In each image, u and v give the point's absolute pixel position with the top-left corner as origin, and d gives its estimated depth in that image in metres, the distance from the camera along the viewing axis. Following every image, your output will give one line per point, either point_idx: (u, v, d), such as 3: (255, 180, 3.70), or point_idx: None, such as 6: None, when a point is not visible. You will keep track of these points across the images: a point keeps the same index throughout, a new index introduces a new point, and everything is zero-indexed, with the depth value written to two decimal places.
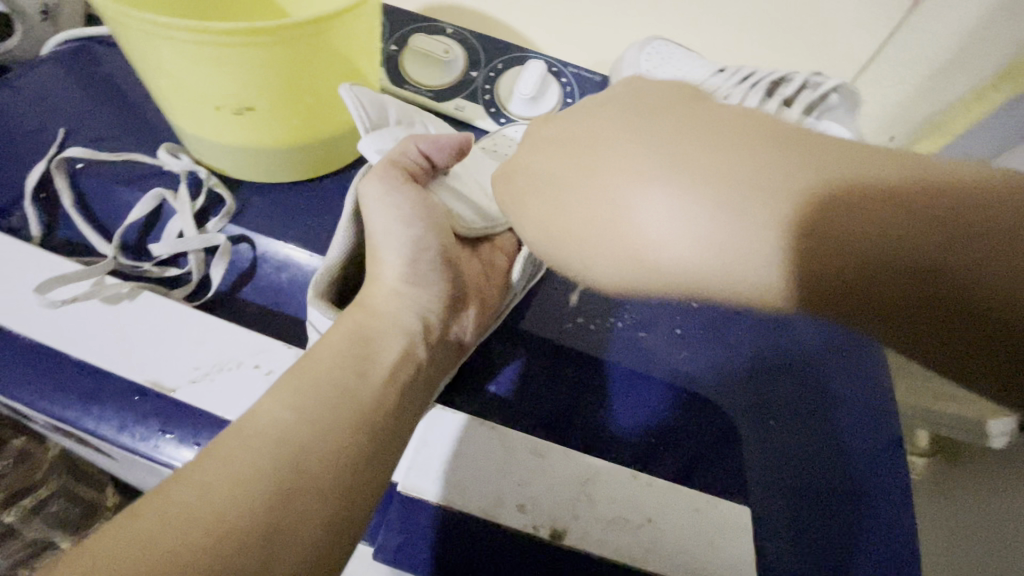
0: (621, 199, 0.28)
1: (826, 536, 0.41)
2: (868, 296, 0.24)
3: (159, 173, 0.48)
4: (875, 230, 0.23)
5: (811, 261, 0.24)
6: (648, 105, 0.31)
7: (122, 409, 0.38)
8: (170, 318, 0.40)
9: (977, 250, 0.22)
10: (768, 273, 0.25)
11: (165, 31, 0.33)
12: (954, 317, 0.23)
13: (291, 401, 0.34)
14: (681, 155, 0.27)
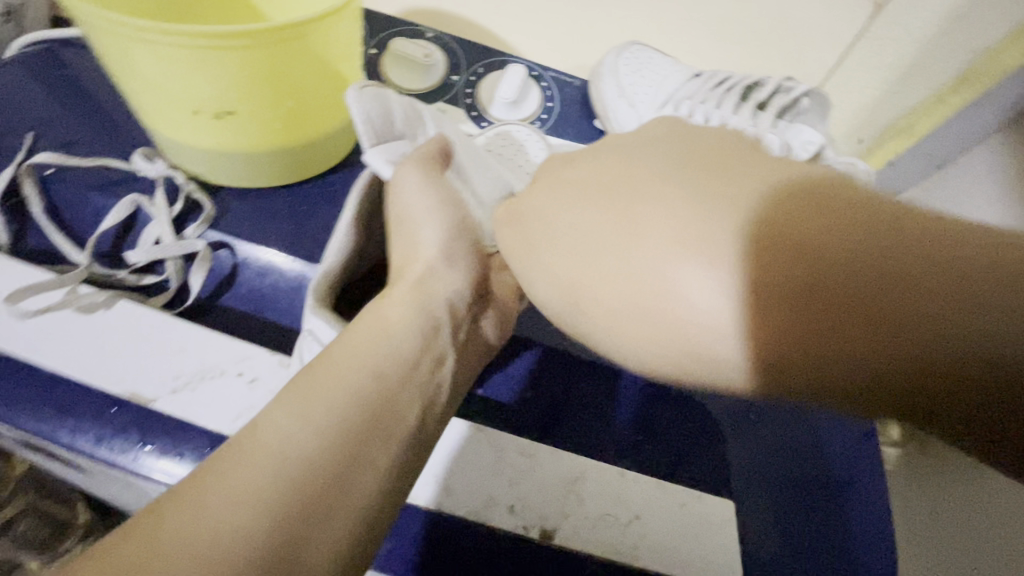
0: (651, 259, 0.27)
1: (808, 524, 0.42)
2: (854, 354, 0.23)
3: (134, 178, 0.46)
4: (835, 322, 0.23)
5: (775, 328, 0.24)
6: (687, 155, 0.31)
7: (98, 422, 0.36)
8: (150, 326, 0.39)
9: (956, 323, 0.22)
10: (732, 354, 0.25)
11: (142, 33, 0.32)
12: (932, 378, 0.22)
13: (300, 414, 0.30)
14: (708, 212, 0.27)
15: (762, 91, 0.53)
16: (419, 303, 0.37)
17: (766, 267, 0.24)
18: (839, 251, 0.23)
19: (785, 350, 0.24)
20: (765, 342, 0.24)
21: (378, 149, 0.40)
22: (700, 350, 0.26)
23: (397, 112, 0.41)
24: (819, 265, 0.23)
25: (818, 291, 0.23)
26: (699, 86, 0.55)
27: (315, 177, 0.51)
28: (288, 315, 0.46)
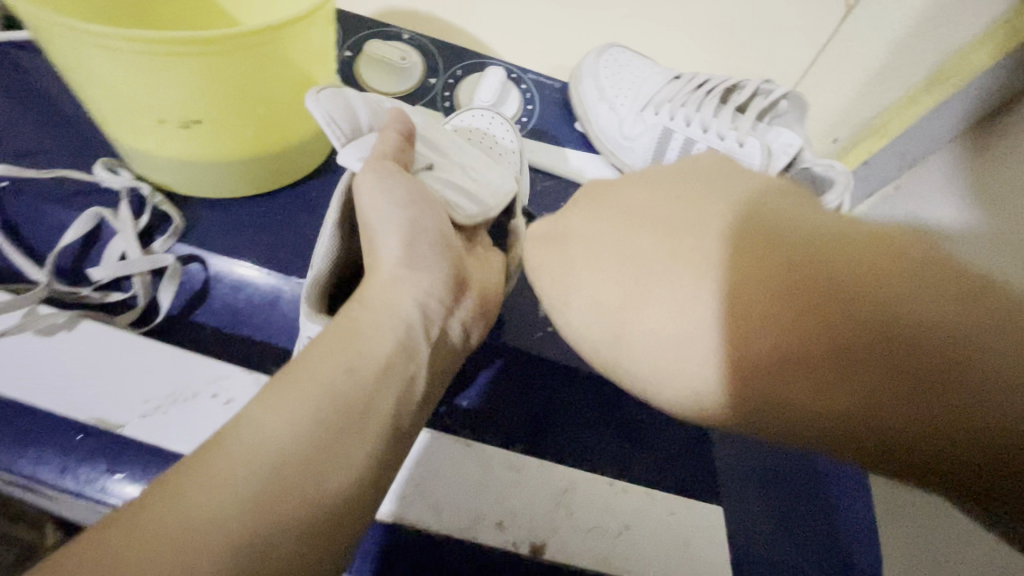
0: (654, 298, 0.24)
1: (795, 525, 0.43)
2: (782, 422, 0.22)
3: (96, 190, 0.44)
4: (784, 389, 0.21)
5: (744, 345, 0.22)
6: (674, 183, 0.28)
7: (62, 450, 0.34)
8: (117, 347, 0.37)
9: (877, 376, 0.20)
10: (699, 375, 0.23)
11: (99, 41, 0.31)
12: (884, 447, 0.21)
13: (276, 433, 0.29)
14: (674, 240, 0.25)
15: (740, 95, 0.53)
16: (400, 296, 0.36)
17: (763, 322, 0.22)
18: (810, 278, 0.21)
19: (750, 378, 0.22)
20: (744, 392, 0.22)
21: (350, 147, 0.37)
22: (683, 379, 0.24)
23: (360, 107, 0.38)
24: (807, 269, 0.21)
25: (823, 311, 0.21)
26: (679, 89, 0.55)
27: (288, 186, 0.49)
28: (264, 330, 0.45)
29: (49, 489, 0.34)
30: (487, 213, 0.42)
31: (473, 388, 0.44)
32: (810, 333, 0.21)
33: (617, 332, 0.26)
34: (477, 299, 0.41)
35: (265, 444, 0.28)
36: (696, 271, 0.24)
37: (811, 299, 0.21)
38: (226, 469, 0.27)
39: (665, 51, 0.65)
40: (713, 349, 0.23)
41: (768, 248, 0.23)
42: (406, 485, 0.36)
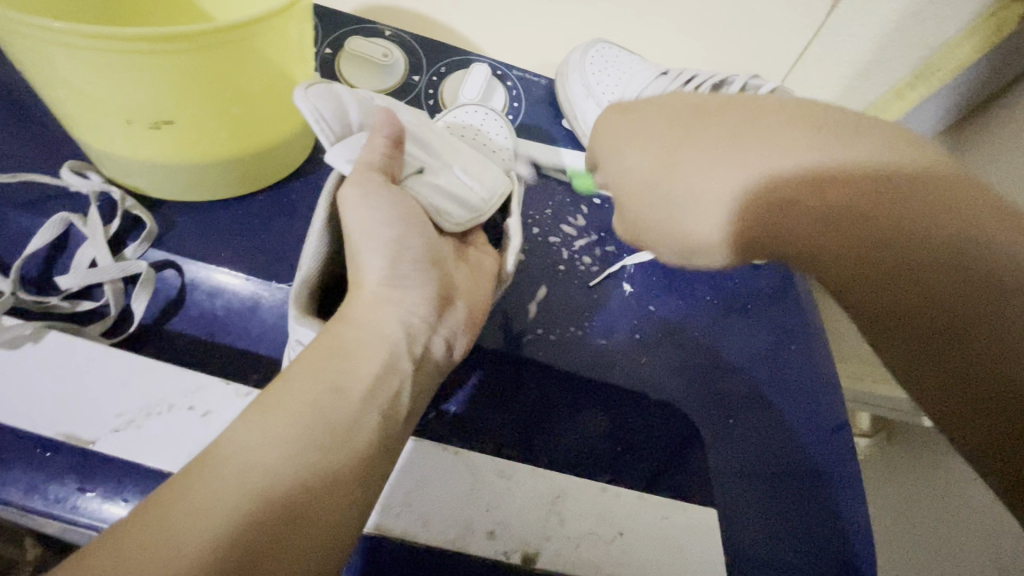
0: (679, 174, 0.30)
1: (791, 523, 0.42)
2: (890, 278, 0.25)
3: (65, 194, 0.42)
4: (870, 227, 0.25)
5: (786, 220, 0.28)
6: (672, 109, 0.33)
7: (31, 468, 0.33)
8: (87, 359, 0.35)
9: (954, 292, 0.24)
10: (710, 229, 0.30)
11: (58, 36, 0.29)
12: (941, 331, 0.24)
13: (264, 429, 0.28)
14: (685, 138, 0.31)
15: (729, 90, 0.53)
16: (383, 315, 0.35)
17: (791, 193, 0.27)
18: (842, 194, 0.26)
19: (767, 245, 0.29)
20: (757, 211, 0.28)
21: (338, 148, 0.36)
22: (704, 229, 0.30)
23: (352, 108, 0.37)
24: (861, 206, 0.26)
25: (853, 220, 0.26)
26: (666, 85, 0.54)
27: (267, 188, 0.47)
28: (245, 337, 0.44)
29: (18, 509, 0.33)
30: (475, 218, 0.41)
31: (460, 393, 0.43)
32: (873, 197, 0.26)
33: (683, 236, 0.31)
34: (467, 310, 0.41)
35: (249, 468, 0.26)
36: (744, 158, 0.28)
37: (811, 195, 0.27)
38: (219, 472, 0.26)
39: (652, 47, 0.64)
40: (722, 219, 0.29)
41: (799, 162, 0.28)
42: (394, 496, 0.35)
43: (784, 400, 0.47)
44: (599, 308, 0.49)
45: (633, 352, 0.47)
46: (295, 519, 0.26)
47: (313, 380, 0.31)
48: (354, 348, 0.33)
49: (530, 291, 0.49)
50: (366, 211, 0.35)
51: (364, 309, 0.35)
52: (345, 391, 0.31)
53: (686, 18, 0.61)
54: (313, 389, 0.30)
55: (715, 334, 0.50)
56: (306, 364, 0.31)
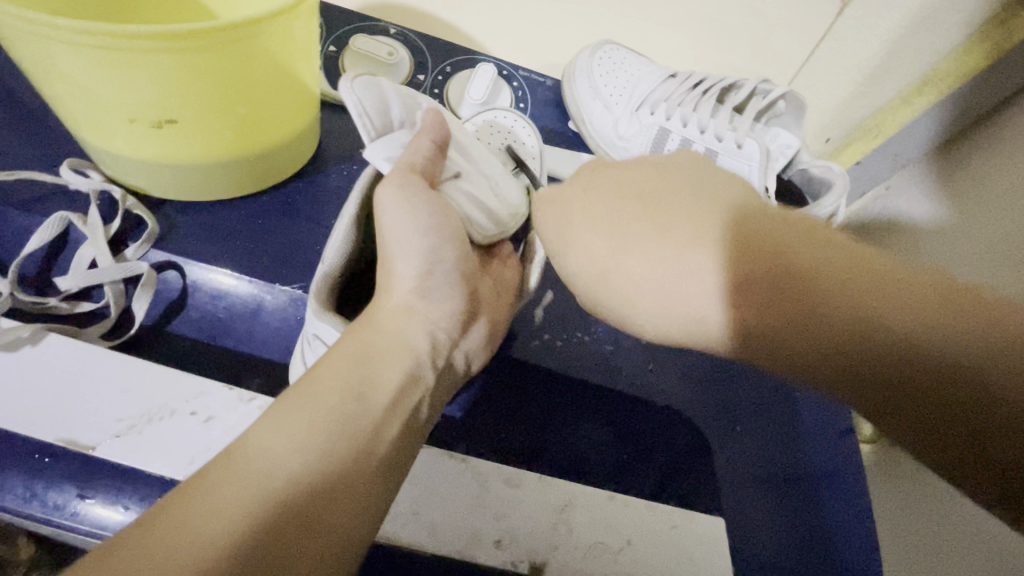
0: (681, 268, 0.27)
1: (797, 530, 0.42)
2: (859, 354, 0.24)
3: (65, 193, 0.41)
4: (857, 309, 0.24)
5: (811, 332, 0.24)
6: (627, 186, 0.31)
7: (29, 475, 0.32)
8: (88, 362, 0.35)
9: (916, 318, 0.23)
10: (714, 309, 0.27)
11: (59, 32, 0.28)
12: (953, 403, 0.22)
13: (274, 430, 0.27)
14: (657, 211, 0.29)
15: (738, 94, 0.52)
16: (405, 320, 0.35)
17: (750, 297, 0.26)
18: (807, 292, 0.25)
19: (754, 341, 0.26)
20: (751, 313, 0.26)
21: (379, 147, 0.35)
22: (653, 294, 0.28)
23: (394, 102, 0.36)
24: (772, 280, 0.25)
25: (776, 302, 0.25)
26: (675, 89, 0.53)
27: (272, 189, 0.47)
28: (246, 342, 0.43)
29: (16, 516, 0.32)
30: (503, 231, 0.41)
31: (461, 398, 0.42)
32: (796, 312, 0.25)
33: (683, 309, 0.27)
34: (486, 328, 0.41)
35: (274, 472, 0.26)
36: (674, 228, 0.28)
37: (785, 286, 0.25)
38: (227, 475, 0.25)
39: (658, 49, 0.64)
40: (721, 303, 0.26)
41: (751, 246, 0.26)
42: (400, 505, 0.35)
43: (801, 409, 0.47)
44: None
45: (641, 359, 0.47)
46: (310, 525, 0.26)
47: (336, 383, 0.30)
48: (379, 356, 0.33)
49: (536, 297, 0.48)
50: (404, 216, 0.33)
51: (393, 318, 0.34)
52: (368, 399, 0.31)
53: (694, 21, 0.60)
54: (334, 391, 0.30)
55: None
56: (334, 366, 0.31)
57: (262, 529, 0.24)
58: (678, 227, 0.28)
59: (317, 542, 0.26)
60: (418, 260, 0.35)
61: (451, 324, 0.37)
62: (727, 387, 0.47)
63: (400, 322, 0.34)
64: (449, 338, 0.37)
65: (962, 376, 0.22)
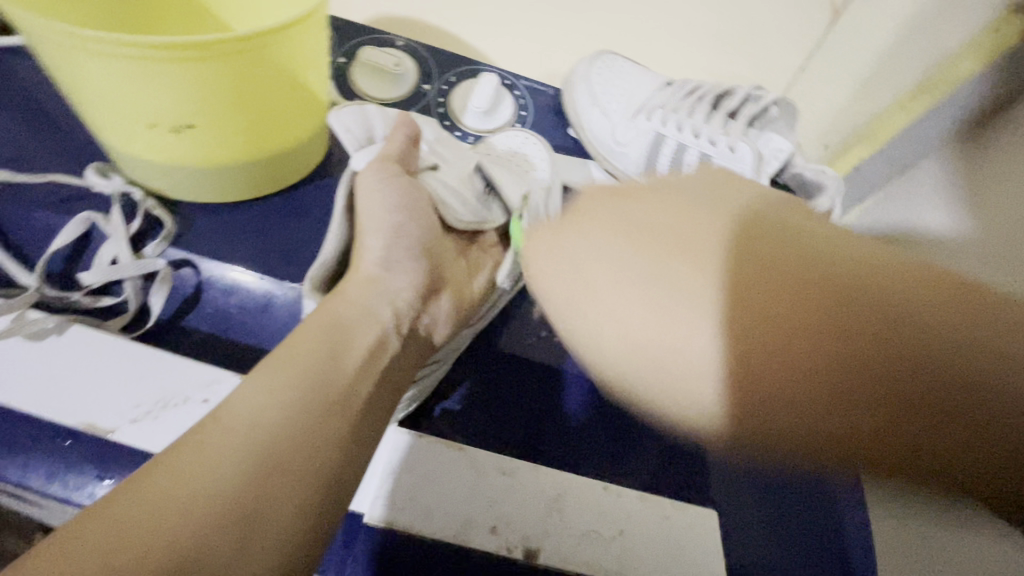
0: (620, 308, 0.26)
1: (792, 526, 0.43)
2: (822, 414, 0.22)
3: (88, 195, 0.44)
4: (793, 376, 0.22)
5: (745, 356, 0.23)
6: (601, 215, 0.29)
7: (50, 456, 0.34)
8: (105, 351, 0.37)
9: (925, 370, 0.21)
10: (709, 399, 0.23)
11: (90, 45, 0.31)
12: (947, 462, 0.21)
13: (280, 407, 0.30)
14: (625, 233, 0.27)
15: (730, 100, 0.54)
16: (378, 293, 0.38)
17: (748, 313, 0.23)
18: (783, 301, 0.23)
19: (749, 390, 0.23)
20: (741, 391, 0.23)
21: (360, 153, 0.40)
22: (685, 375, 0.24)
23: (379, 121, 0.42)
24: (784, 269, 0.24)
25: (776, 352, 0.22)
26: (671, 95, 0.55)
27: (280, 192, 0.49)
28: (256, 335, 0.44)
29: (38, 495, 0.34)
30: (477, 225, 0.43)
31: (457, 391, 0.44)
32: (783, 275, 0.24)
33: (673, 366, 0.24)
34: (454, 299, 0.44)
35: (259, 428, 0.29)
36: (665, 269, 0.25)
37: (760, 328, 0.23)
38: (222, 442, 0.28)
39: (655, 59, 0.65)
40: (718, 383, 0.23)
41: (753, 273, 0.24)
42: (400, 491, 0.36)
43: None
44: None
45: None
46: (289, 468, 0.29)
47: (310, 344, 0.33)
48: (361, 330, 0.36)
49: (534, 296, 0.49)
50: (378, 196, 0.38)
51: (363, 291, 0.37)
52: (349, 366, 0.34)
53: (689, 30, 0.62)
54: (307, 354, 0.33)
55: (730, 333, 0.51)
56: (308, 334, 0.33)
57: (244, 471, 0.27)
58: (672, 269, 0.25)
59: (293, 486, 0.28)
60: (387, 235, 0.39)
61: (411, 293, 0.40)
62: None
63: (369, 291, 0.38)
64: (415, 311, 0.40)
65: (911, 354, 0.22)
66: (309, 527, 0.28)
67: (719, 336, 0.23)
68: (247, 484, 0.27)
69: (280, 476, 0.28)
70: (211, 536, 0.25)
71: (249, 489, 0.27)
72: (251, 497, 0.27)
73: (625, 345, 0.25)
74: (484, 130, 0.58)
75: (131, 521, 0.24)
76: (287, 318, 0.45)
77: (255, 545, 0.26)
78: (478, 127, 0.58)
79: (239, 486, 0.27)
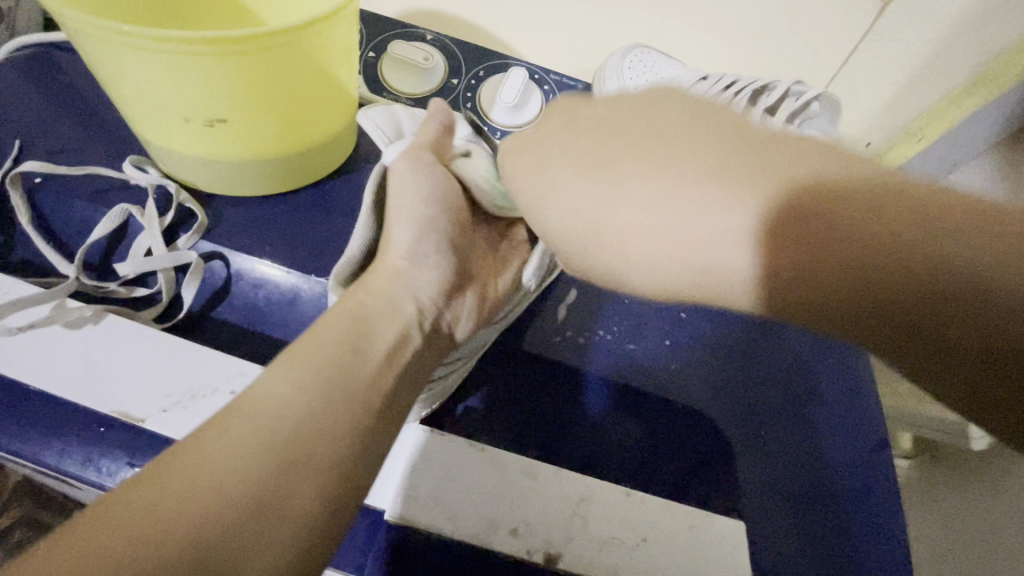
0: (628, 211, 0.27)
1: (825, 539, 0.41)
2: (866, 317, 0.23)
3: (125, 187, 0.45)
4: (831, 280, 0.23)
5: (774, 274, 0.24)
6: (591, 124, 0.30)
7: (86, 442, 0.35)
8: (139, 341, 0.37)
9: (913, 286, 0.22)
10: (743, 276, 0.25)
11: (129, 40, 0.31)
12: (980, 358, 0.21)
13: (300, 384, 0.30)
14: (641, 142, 0.27)
15: (770, 96, 0.51)
16: (403, 291, 0.38)
17: (801, 239, 0.23)
18: (847, 224, 0.23)
19: (786, 286, 0.24)
20: (780, 283, 0.24)
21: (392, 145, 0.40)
22: (711, 261, 0.25)
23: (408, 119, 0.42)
24: (860, 205, 0.23)
25: (827, 256, 0.23)
26: (706, 90, 0.53)
27: (308, 186, 0.49)
28: (283, 328, 0.45)
29: (75, 479, 0.35)
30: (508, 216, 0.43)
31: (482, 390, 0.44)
32: (868, 213, 0.22)
33: (679, 259, 0.26)
34: (478, 298, 0.43)
35: (282, 411, 0.29)
36: (691, 174, 0.26)
37: (795, 251, 0.23)
38: (242, 421, 0.28)
39: (689, 53, 0.64)
40: (752, 271, 0.25)
41: (815, 199, 0.23)
42: (420, 489, 0.36)
43: (840, 420, 0.45)
44: (631, 311, 0.48)
45: (662, 358, 0.47)
46: (312, 464, 0.29)
47: (335, 341, 0.33)
48: (385, 328, 0.36)
49: (559, 295, 0.49)
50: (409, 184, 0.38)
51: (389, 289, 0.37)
52: (373, 362, 0.34)
53: (726, 23, 0.59)
54: (332, 348, 0.33)
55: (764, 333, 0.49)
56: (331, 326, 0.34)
57: (270, 464, 0.28)
58: (710, 171, 0.25)
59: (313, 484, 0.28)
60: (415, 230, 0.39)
61: (436, 290, 0.40)
62: (758, 396, 0.46)
63: (394, 288, 0.38)
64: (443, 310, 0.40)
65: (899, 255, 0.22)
66: (335, 503, 0.29)
67: (751, 251, 0.24)
68: (271, 463, 0.28)
69: (300, 456, 0.28)
70: (235, 515, 0.26)
71: (270, 469, 0.27)
72: (273, 475, 0.27)
73: (612, 240, 0.27)
74: (512, 125, 0.57)
75: (157, 501, 0.25)
76: (314, 312, 0.45)
77: (277, 525, 0.26)
78: (507, 123, 0.57)
79: (261, 467, 0.27)
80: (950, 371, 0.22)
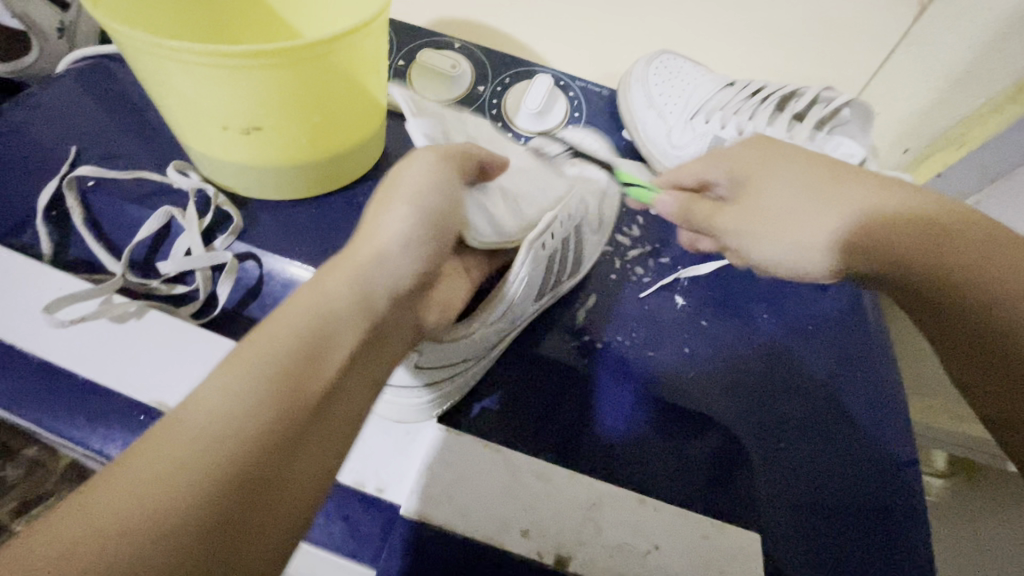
0: (738, 229, 0.40)
1: (852, 559, 0.40)
2: (946, 312, 0.33)
3: (168, 190, 0.48)
4: (889, 266, 0.34)
5: (848, 248, 0.35)
6: (770, 145, 0.41)
7: (126, 429, 0.38)
8: (177, 335, 0.40)
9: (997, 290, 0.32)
10: (816, 260, 0.37)
11: (174, 53, 0.33)
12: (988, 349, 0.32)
13: (246, 387, 0.25)
14: (762, 156, 0.40)
15: (799, 102, 0.50)
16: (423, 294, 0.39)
17: (878, 234, 0.34)
18: (913, 243, 0.33)
19: (866, 257, 0.35)
20: (843, 264, 0.36)
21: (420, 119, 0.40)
22: (794, 248, 0.37)
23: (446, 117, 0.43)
24: (903, 229, 0.34)
25: (895, 255, 0.34)
26: (733, 96, 0.53)
27: (338, 191, 0.51)
28: None
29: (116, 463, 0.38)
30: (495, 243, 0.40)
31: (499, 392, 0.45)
32: (919, 234, 0.33)
33: (789, 259, 0.38)
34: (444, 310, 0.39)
35: (232, 420, 0.24)
36: (805, 189, 0.37)
37: (858, 245, 0.35)
38: (176, 440, 0.23)
39: (717, 59, 0.63)
40: (813, 237, 0.36)
41: (873, 229, 0.34)
42: (434, 487, 0.37)
43: (868, 436, 0.44)
44: (651, 320, 0.49)
45: (681, 367, 0.47)
46: (263, 475, 0.24)
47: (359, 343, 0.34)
48: None
49: (577, 299, 0.50)
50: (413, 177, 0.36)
51: None
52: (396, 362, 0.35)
53: (755, 27, 0.59)
54: (288, 337, 0.28)
55: (785, 346, 0.48)
56: (291, 315, 0.29)
57: (207, 474, 0.23)
58: (818, 185, 0.37)
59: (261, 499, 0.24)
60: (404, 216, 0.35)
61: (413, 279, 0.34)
62: (780, 406, 0.46)
63: None
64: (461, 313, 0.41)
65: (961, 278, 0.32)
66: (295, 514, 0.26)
67: (834, 228, 0.35)
68: (227, 480, 0.23)
69: (262, 465, 0.25)
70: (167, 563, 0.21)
71: (228, 486, 0.23)
72: (235, 492, 0.23)
73: (731, 232, 0.41)
74: (537, 131, 0.58)
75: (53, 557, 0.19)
76: None
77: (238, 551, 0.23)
78: (531, 129, 0.58)
79: (214, 484, 0.23)
80: (960, 364, 0.33)
